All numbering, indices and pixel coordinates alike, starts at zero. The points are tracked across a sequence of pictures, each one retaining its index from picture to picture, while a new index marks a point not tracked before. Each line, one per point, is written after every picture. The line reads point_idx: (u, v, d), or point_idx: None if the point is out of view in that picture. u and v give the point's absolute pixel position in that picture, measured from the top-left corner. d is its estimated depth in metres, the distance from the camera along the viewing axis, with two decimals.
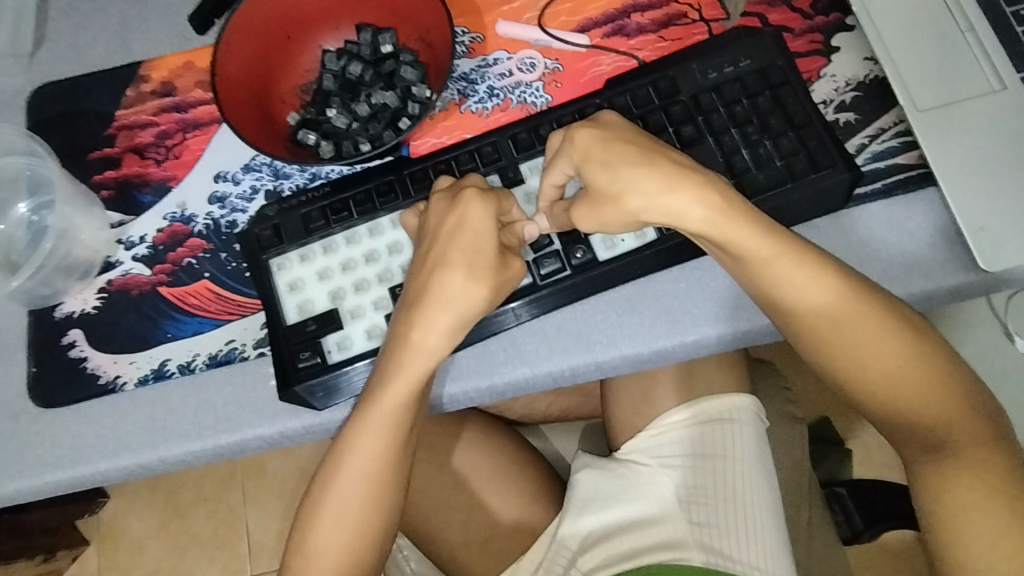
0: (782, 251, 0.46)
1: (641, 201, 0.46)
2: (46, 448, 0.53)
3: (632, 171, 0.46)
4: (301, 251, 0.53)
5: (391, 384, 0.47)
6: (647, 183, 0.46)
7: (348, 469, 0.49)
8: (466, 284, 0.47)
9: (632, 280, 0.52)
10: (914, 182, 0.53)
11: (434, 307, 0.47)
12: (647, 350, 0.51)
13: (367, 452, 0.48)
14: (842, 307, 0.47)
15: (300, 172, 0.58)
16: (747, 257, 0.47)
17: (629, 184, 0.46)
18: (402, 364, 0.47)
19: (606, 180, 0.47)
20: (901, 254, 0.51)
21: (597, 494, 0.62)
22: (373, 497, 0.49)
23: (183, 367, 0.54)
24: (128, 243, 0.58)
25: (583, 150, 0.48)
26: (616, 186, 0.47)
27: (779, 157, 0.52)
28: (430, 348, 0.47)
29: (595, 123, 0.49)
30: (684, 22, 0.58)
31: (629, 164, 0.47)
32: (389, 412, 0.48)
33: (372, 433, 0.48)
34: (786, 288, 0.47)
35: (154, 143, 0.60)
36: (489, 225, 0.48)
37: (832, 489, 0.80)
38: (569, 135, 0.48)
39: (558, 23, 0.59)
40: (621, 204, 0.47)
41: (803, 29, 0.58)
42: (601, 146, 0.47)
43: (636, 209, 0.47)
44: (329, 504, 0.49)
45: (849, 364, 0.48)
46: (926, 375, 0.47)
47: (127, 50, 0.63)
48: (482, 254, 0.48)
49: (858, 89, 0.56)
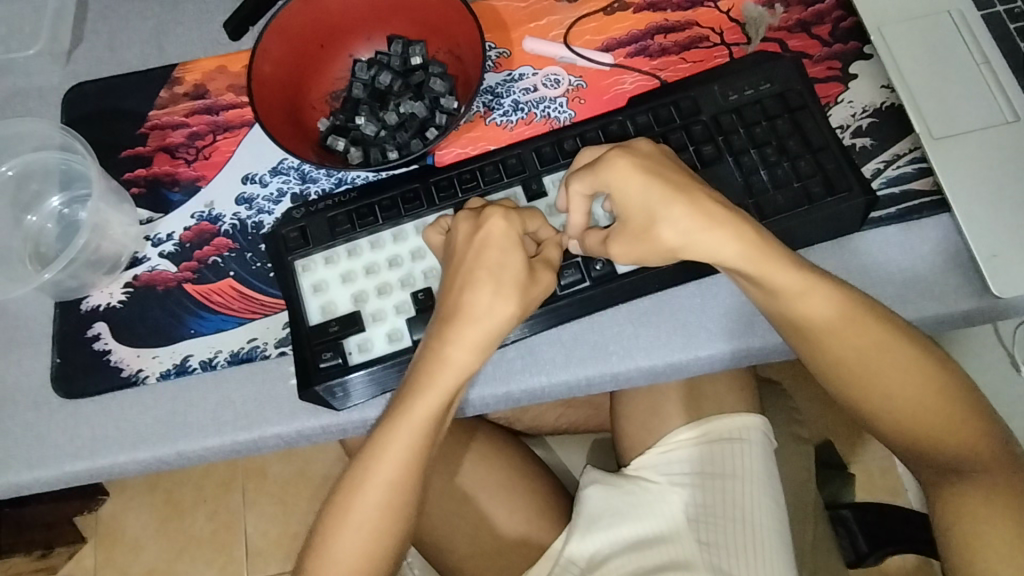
0: (805, 281, 0.48)
1: (677, 235, 0.48)
2: (66, 438, 0.53)
3: (667, 207, 0.48)
4: (326, 253, 0.54)
5: (420, 395, 0.48)
6: (682, 222, 0.48)
7: (374, 472, 0.49)
8: (501, 300, 0.49)
9: (648, 294, 0.53)
10: (928, 209, 0.54)
11: (466, 327, 0.49)
12: (662, 362, 0.52)
13: (385, 482, 0.49)
14: (863, 331, 0.48)
15: (326, 177, 0.59)
16: (768, 281, 0.48)
17: (663, 212, 0.48)
18: (434, 377, 0.48)
19: (632, 208, 0.49)
20: (915, 279, 0.52)
21: (605, 511, 0.63)
22: (396, 502, 0.49)
23: (205, 363, 0.55)
24: (156, 239, 0.59)
25: (619, 176, 0.49)
26: (651, 218, 0.48)
27: (797, 179, 0.53)
28: (457, 364, 0.48)
29: (631, 150, 0.50)
30: (705, 45, 0.60)
31: (663, 198, 0.48)
32: (416, 422, 0.48)
33: (399, 436, 0.48)
34: (805, 312, 0.48)
35: (184, 143, 0.61)
36: (507, 241, 0.50)
37: (837, 511, 0.77)
38: (609, 158, 0.49)
39: (583, 42, 0.61)
40: (657, 239, 0.48)
41: (822, 55, 0.59)
42: (640, 177, 0.48)
43: (674, 244, 0.48)
44: (353, 503, 0.49)
45: (861, 386, 0.49)
46: (936, 397, 0.48)
47: (162, 53, 0.64)
48: (508, 269, 0.49)
49: (874, 115, 0.57)
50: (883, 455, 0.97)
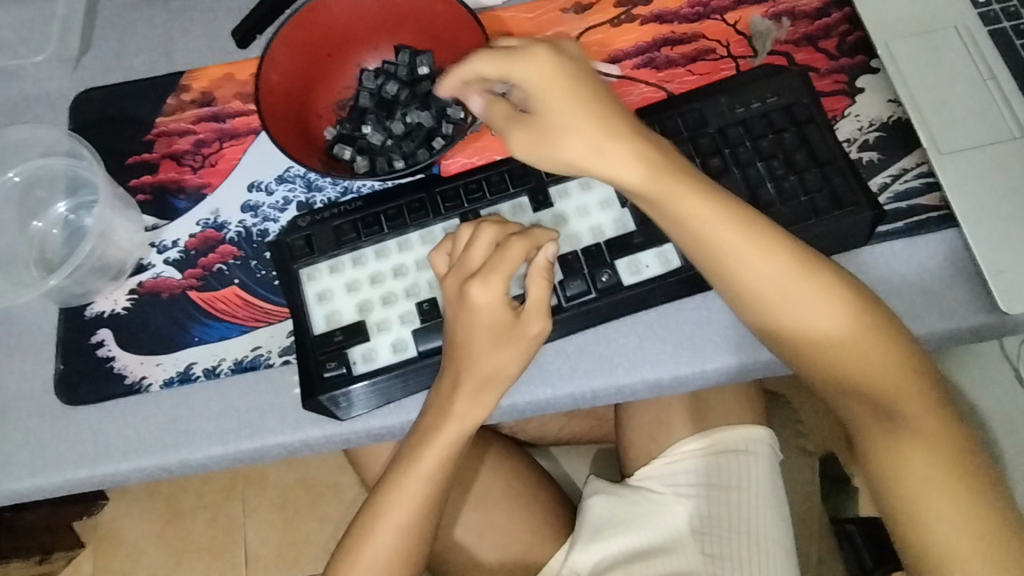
0: (792, 284, 0.47)
1: (581, 147, 0.45)
2: (68, 445, 0.53)
3: (581, 119, 0.45)
4: (331, 262, 0.54)
5: (428, 447, 0.51)
6: (584, 144, 0.45)
7: (392, 511, 0.51)
8: (508, 359, 0.50)
9: (655, 306, 0.53)
10: (935, 223, 0.54)
11: (472, 383, 0.50)
12: (668, 375, 0.52)
13: (394, 524, 0.51)
14: (852, 341, 0.47)
15: (332, 186, 0.59)
16: (749, 285, 0.47)
17: (569, 114, 0.45)
18: (440, 430, 0.51)
19: (545, 109, 0.46)
20: (922, 294, 0.52)
21: (609, 521, 0.64)
22: (407, 546, 0.52)
23: (209, 371, 0.54)
24: (161, 246, 0.59)
25: (535, 73, 0.45)
26: (560, 127, 0.45)
27: (804, 192, 0.53)
28: (462, 418, 0.50)
29: (560, 53, 0.46)
30: (712, 58, 0.60)
31: (578, 103, 0.45)
32: (426, 472, 0.51)
33: (412, 484, 0.51)
34: (784, 308, 0.48)
35: (191, 151, 0.61)
36: (494, 298, 0.49)
37: (843, 526, 0.80)
38: (530, 52, 0.46)
39: (590, 53, 0.61)
40: (557, 146, 0.45)
41: (828, 69, 0.59)
42: (560, 79, 0.45)
43: (576, 157, 0.45)
44: (365, 544, 0.52)
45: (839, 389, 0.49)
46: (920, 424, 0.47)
47: (170, 60, 0.65)
48: (497, 326, 0.49)
49: (881, 129, 0.57)
50: None
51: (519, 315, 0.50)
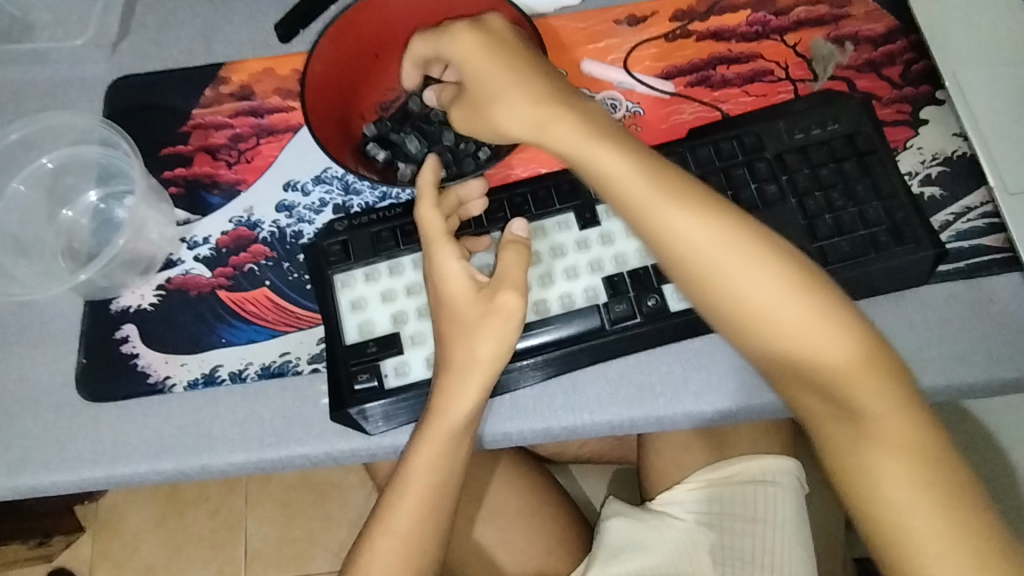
0: (764, 282, 0.43)
1: (504, 112, 0.48)
2: (87, 443, 0.51)
3: (508, 91, 0.48)
4: (367, 269, 0.52)
5: (420, 447, 0.48)
6: (568, 132, 0.47)
7: (404, 522, 0.49)
8: (482, 339, 0.47)
9: (701, 335, 0.51)
10: (998, 266, 0.52)
11: (459, 378, 0.47)
12: (711, 409, 0.50)
13: (396, 532, 0.49)
14: (849, 369, 0.42)
15: (370, 190, 0.58)
16: (755, 307, 0.43)
17: (507, 86, 0.48)
18: (429, 431, 0.48)
19: (479, 85, 0.50)
20: (982, 339, 0.50)
21: (627, 543, 0.61)
22: (409, 557, 0.49)
23: (235, 375, 0.53)
24: (192, 242, 0.57)
25: (465, 48, 0.50)
26: (490, 95, 0.49)
27: (864, 225, 0.51)
28: (453, 418, 0.47)
29: (478, 27, 0.51)
30: (770, 79, 0.58)
31: (505, 74, 0.49)
32: (422, 477, 0.49)
33: (413, 491, 0.49)
34: (793, 334, 0.42)
35: (226, 145, 0.60)
36: (456, 268, 0.48)
37: (864, 564, 0.76)
38: (454, 33, 0.51)
39: (642, 67, 0.59)
40: (490, 115, 0.49)
41: (891, 98, 0.57)
42: (483, 52, 0.50)
43: (503, 126, 0.49)
44: (365, 552, 0.49)
45: (833, 427, 0.43)
46: (919, 450, 0.41)
47: (210, 51, 0.63)
48: (458, 299, 0.48)
49: (944, 164, 0.55)
50: None
51: (481, 292, 0.48)
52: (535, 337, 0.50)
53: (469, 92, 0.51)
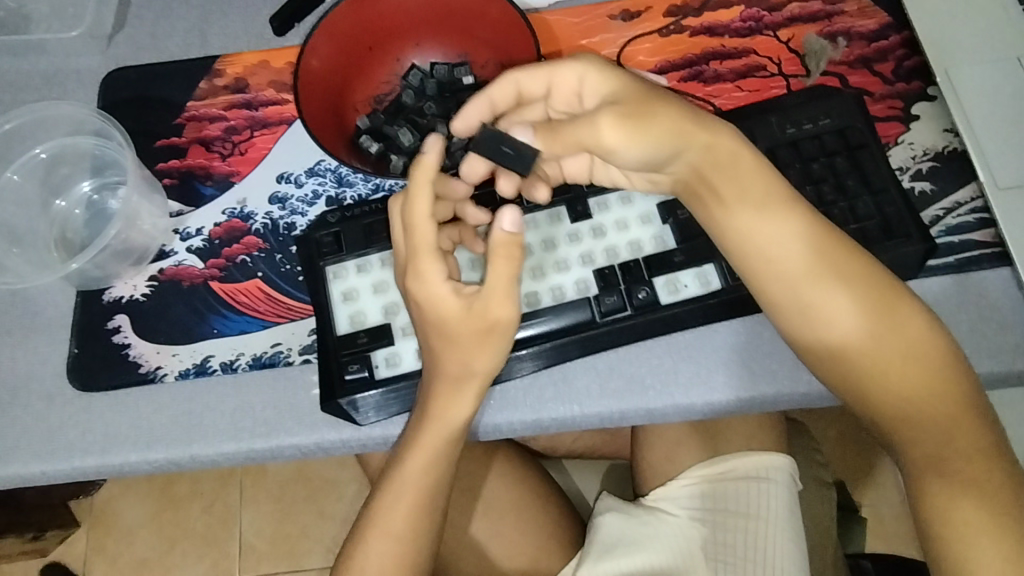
0: (839, 304, 0.44)
1: (666, 137, 0.44)
2: (77, 432, 0.52)
3: (662, 114, 0.44)
4: (359, 261, 0.52)
5: (416, 451, 0.48)
6: (720, 158, 0.44)
7: (395, 515, 0.49)
8: (477, 353, 0.46)
9: (691, 328, 0.51)
10: (988, 261, 0.52)
11: (449, 384, 0.47)
12: (701, 401, 0.50)
13: (391, 530, 0.49)
14: (916, 383, 0.44)
15: (363, 182, 0.58)
16: (827, 330, 0.45)
17: (673, 112, 0.44)
18: (425, 434, 0.48)
19: (637, 110, 0.44)
20: (972, 333, 0.50)
21: (619, 539, 0.62)
22: (403, 555, 0.49)
23: (226, 365, 0.53)
24: (184, 233, 0.57)
25: (592, 72, 0.46)
26: (640, 112, 0.44)
27: (854, 219, 0.51)
28: (451, 421, 0.47)
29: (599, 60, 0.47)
30: (762, 74, 0.58)
31: (656, 102, 0.44)
32: (417, 477, 0.49)
33: (406, 486, 0.49)
34: (862, 355, 0.44)
35: (220, 137, 0.60)
36: (443, 287, 0.45)
37: (858, 561, 0.75)
38: (578, 58, 0.46)
39: (636, 62, 0.59)
40: (648, 137, 0.44)
41: (883, 94, 0.57)
42: (618, 86, 0.45)
43: (655, 155, 0.45)
44: (360, 550, 0.50)
45: (914, 458, 0.45)
46: (995, 484, 0.44)
47: (205, 43, 0.63)
48: (449, 320, 0.46)
49: (935, 159, 0.55)
50: (897, 502, 0.93)
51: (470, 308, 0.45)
52: (527, 329, 0.50)
53: (625, 106, 0.44)
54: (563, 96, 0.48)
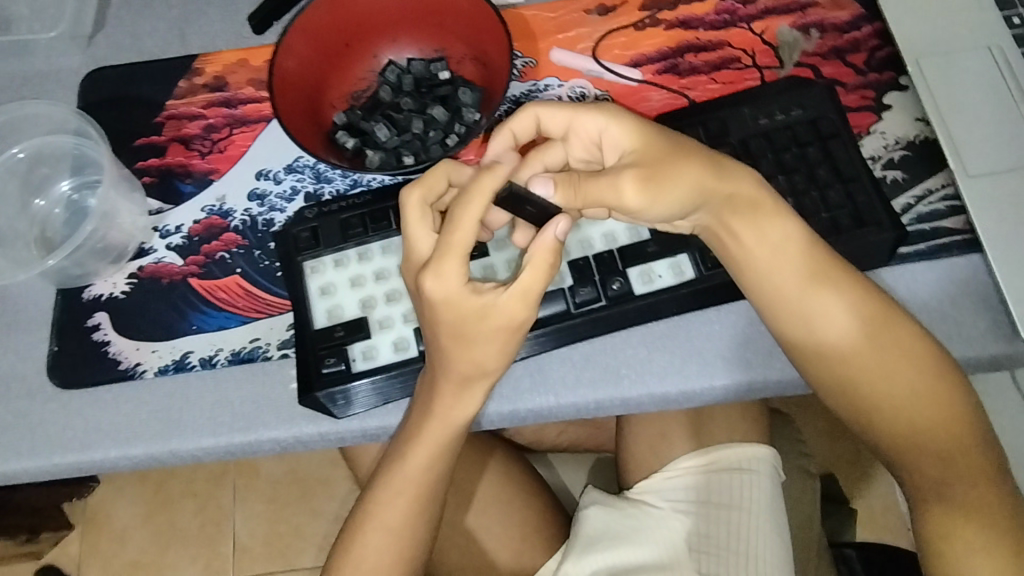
0: (836, 311, 0.46)
1: (687, 190, 0.45)
2: (58, 429, 0.52)
3: (686, 168, 0.45)
4: (336, 256, 0.53)
5: (414, 448, 0.49)
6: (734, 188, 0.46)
7: (380, 507, 0.50)
8: (485, 350, 0.46)
9: (666, 318, 0.52)
10: (959, 247, 0.52)
11: (444, 378, 0.47)
12: (677, 390, 0.50)
13: (384, 527, 0.50)
14: (914, 392, 0.46)
15: (341, 178, 0.58)
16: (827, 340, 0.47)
17: (695, 171, 0.45)
18: (422, 433, 0.49)
19: (660, 160, 0.45)
20: (943, 319, 0.51)
21: (604, 533, 0.62)
22: (395, 549, 0.51)
23: (205, 360, 0.53)
24: (164, 231, 0.58)
25: (616, 119, 0.47)
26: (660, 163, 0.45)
27: (826, 209, 0.51)
28: (450, 421, 0.48)
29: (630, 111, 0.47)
30: (737, 66, 0.59)
31: (679, 154, 0.46)
32: (412, 475, 0.50)
33: (395, 480, 0.50)
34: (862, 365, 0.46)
35: (199, 135, 0.60)
36: (457, 284, 0.43)
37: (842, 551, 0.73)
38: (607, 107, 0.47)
39: (611, 56, 0.60)
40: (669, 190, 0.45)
41: (855, 84, 0.58)
42: (644, 134, 0.46)
43: (671, 209, 0.46)
44: (353, 547, 0.51)
45: (909, 463, 0.47)
46: (990, 508, 0.45)
47: (183, 43, 0.64)
48: (468, 321, 0.44)
49: (907, 148, 0.55)
50: (884, 492, 0.93)
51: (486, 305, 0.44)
52: None
53: (648, 160, 0.45)
54: (581, 140, 0.49)
